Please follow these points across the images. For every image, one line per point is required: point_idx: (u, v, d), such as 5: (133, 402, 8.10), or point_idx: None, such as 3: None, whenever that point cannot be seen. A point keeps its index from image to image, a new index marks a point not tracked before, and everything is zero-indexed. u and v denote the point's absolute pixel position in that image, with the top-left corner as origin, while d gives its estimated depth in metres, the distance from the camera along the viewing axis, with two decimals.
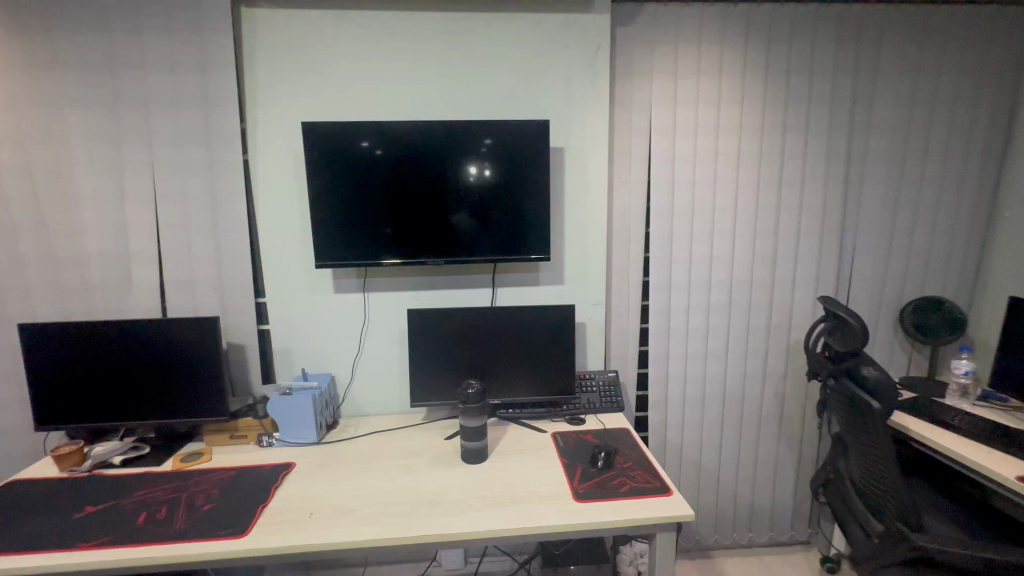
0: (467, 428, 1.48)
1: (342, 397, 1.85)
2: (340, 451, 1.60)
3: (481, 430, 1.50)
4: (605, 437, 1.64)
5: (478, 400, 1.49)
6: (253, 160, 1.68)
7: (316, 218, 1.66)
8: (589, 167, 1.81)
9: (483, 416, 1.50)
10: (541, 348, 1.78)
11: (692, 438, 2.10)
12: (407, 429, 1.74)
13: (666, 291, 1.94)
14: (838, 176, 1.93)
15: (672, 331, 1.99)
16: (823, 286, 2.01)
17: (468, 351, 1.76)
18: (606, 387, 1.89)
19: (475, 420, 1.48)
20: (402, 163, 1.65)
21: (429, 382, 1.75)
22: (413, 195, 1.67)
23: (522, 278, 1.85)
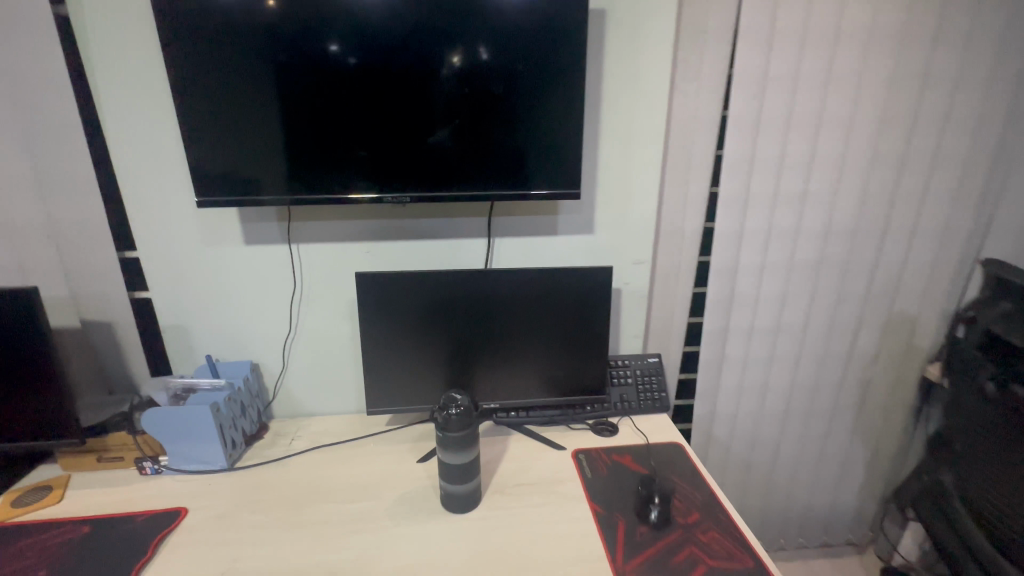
0: (452, 467, 0.96)
1: (273, 392, 1.31)
2: (262, 486, 1.08)
3: (473, 469, 0.97)
4: (650, 463, 1.13)
5: (466, 426, 0.94)
6: (81, 16, 0.99)
7: (195, 124, 1.01)
8: (639, 45, 1.16)
9: (475, 448, 0.97)
10: (560, 330, 1.22)
11: (746, 435, 1.61)
12: (364, 443, 1.21)
13: (736, 242, 1.36)
14: (1009, 75, 1.29)
15: (736, 300, 1.43)
16: (952, 237, 1.43)
17: (452, 333, 1.19)
18: (644, 378, 1.36)
19: (462, 458, 0.95)
20: (333, 28, 0.97)
21: (395, 378, 1.20)
22: (353, 86, 1.01)
23: (532, 224, 1.24)
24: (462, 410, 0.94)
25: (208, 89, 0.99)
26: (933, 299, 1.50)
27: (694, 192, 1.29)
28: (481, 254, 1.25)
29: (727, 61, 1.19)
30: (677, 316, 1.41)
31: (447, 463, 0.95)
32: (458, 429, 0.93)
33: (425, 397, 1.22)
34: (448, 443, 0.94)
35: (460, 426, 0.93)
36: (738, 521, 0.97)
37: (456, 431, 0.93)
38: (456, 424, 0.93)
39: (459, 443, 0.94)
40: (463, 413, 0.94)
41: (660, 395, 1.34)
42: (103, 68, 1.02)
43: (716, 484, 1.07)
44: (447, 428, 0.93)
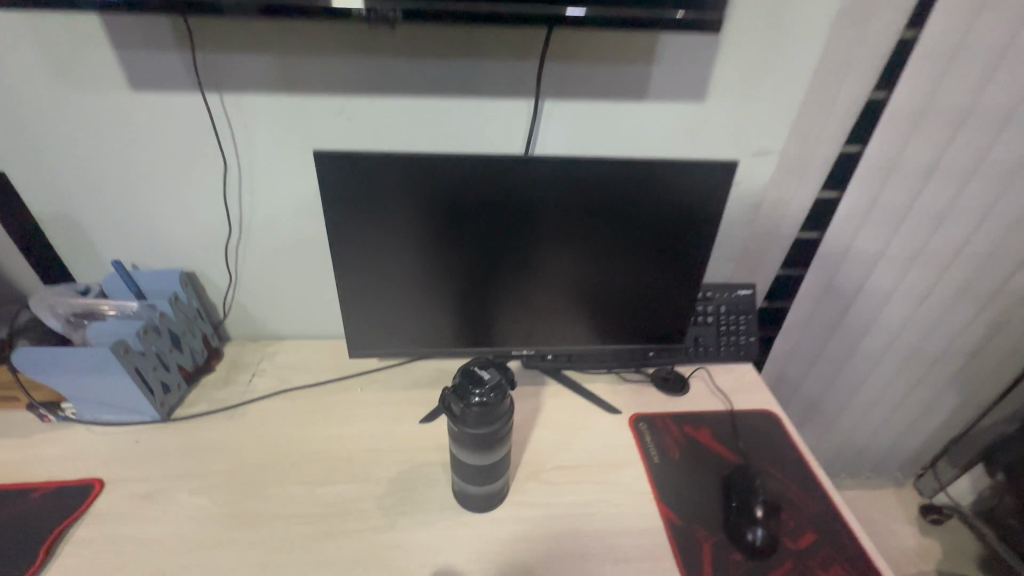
0: (473, 468, 0.66)
1: (224, 309, 0.96)
2: (210, 450, 0.79)
3: (500, 468, 0.68)
4: (738, 443, 0.83)
5: (493, 424, 0.62)
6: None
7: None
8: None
9: (504, 447, 0.66)
10: (628, 253, 0.82)
11: (824, 377, 1.31)
12: (349, 388, 0.90)
13: (908, 126, 0.89)
14: None
15: (876, 211, 1.00)
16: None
17: (467, 252, 0.79)
18: (730, 320, 0.98)
19: (483, 460, 0.65)
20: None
21: (388, 309, 0.84)
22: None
23: (607, 80, 0.75)
24: (488, 403, 0.61)
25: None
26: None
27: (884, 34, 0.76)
28: (522, 126, 0.78)
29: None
30: (788, 234, 0.98)
31: (462, 461, 0.66)
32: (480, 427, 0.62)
33: (428, 334, 0.87)
34: (463, 442, 0.63)
35: (483, 425, 0.61)
36: (869, 550, 0.70)
37: (476, 432, 0.61)
38: (477, 421, 0.61)
39: (480, 445, 0.63)
40: (489, 408, 0.61)
41: (748, 341, 0.98)
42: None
43: (832, 486, 0.77)
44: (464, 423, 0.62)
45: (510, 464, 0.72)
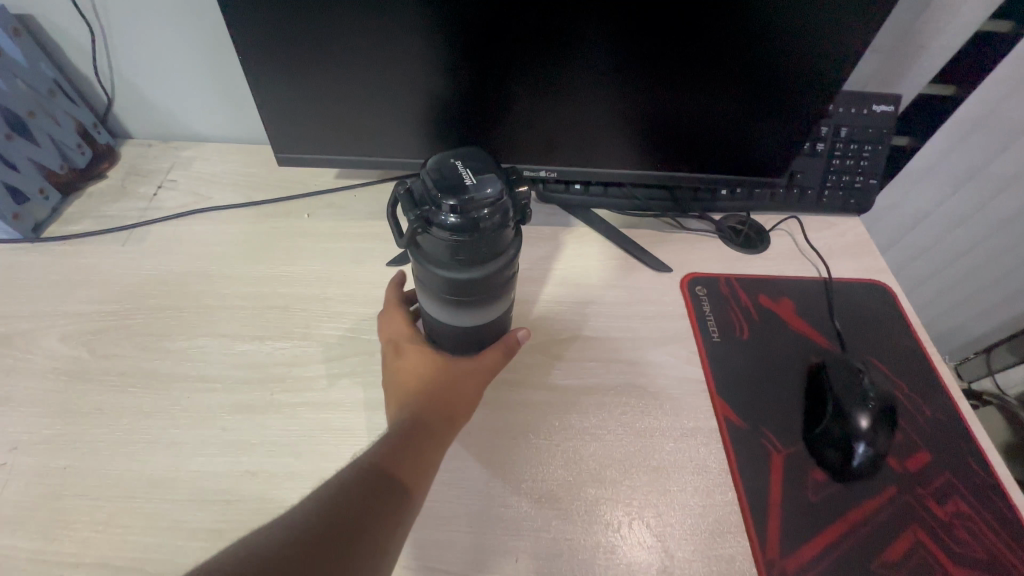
0: (454, 327, 0.44)
1: (108, 89, 0.66)
2: (93, 282, 0.57)
3: (496, 328, 0.47)
4: (833, 324, 0.59)
5: (484, 263, 0.38)
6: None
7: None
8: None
9: (502, 301, 0.43)
10: (719, 27, 0.48)
11: (942, 260, 0.95)
12: (296, 213, 0.64)
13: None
14: None
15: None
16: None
17: (447, 3, 0.47)
18: (849, 151, 0.66)
19: (470, 318, 0.43)
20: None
21: (334, 91, 0.54)
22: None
23: None
24: (471, 229, 0.35)
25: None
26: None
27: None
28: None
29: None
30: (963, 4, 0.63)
31: (439, 320, 0.44)
32: (461, 267, 0.38)
33: (398, 141, 0.58)
34: (436, 291, 0.40)
35: (464, 263, 0.37)
36: (1006, 484, 0.49)
37: (456, 274, 0.38)
38: (455, 256, 0.37)
39: (460, 297, 0.40)
40: (472, 236, 0.35)
41: (866, 186, 0.67)
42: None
43: (961, 394, 0.54)
44: (435, 260, 0.38)
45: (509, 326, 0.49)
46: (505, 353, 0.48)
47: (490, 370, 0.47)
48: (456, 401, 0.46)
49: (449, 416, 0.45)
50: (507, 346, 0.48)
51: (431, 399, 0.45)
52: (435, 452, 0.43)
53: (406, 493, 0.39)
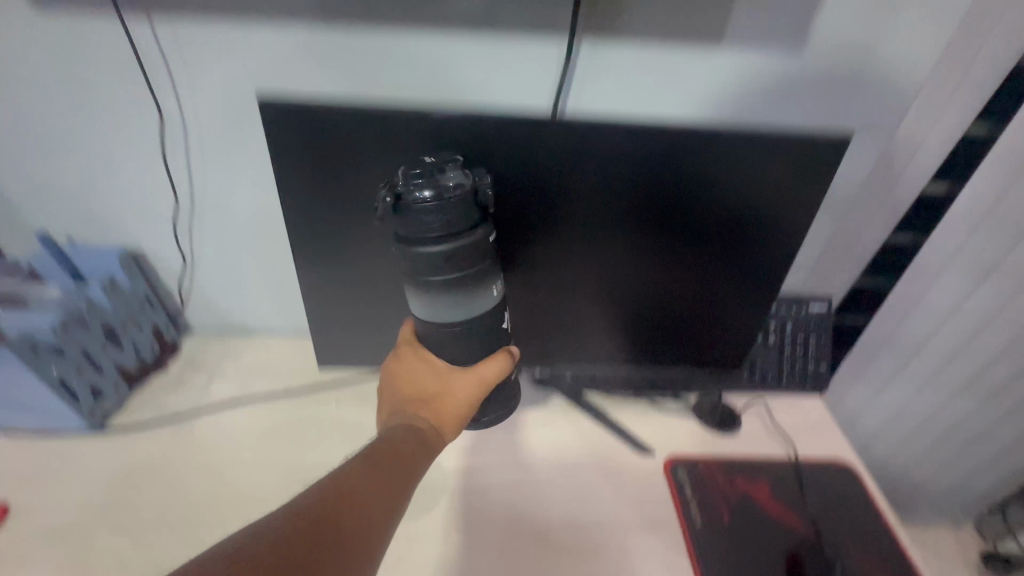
0: (451, 336, 0.51)
1: (181, 298, 0.80)
2: (144, 473, 0.65)
3: (489, 323, 0.51)
4: (806, 508, 0.64)
5: (461, 233, 0.46)
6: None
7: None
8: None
9: (488, 282, 0.49)
10: (676, 268, 0.61)
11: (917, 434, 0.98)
12: (323, 401, 0.74)
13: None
14: None
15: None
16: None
17: None
18: (796, 342, 0.77)
19: (456, 306, 0.49)
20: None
21: (365, 314, 0.66)
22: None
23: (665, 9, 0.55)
24: (441, 197, 0.44)
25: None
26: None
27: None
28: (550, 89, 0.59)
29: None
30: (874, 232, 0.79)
31: (437, 322, 0.50)
32: (439, 229, 0.45)
33: None
34: (422, 276, 0.47)
35: (443, 234, 0.45)
36: None
37: (433, 245, 0.45)
38: (435, 220, 0.44)
39: (439, 279, 0.47)
40: (443, 208, 0.44)
41: (817, 370, 0.78)
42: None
43: None
44: (420, 236, 0.45)
45: (498, 338, 0.54)
46: (501, 367, 0.54)
47: (484, 391, 0.54)
48: (451, 420, 0.54)
49: (441, 433, 0.54)
50: (503, 360, 0.54)
51: (428, 416, 0.54)
52: (406, 462, 0.50)
53: (403, 487, 0.48)
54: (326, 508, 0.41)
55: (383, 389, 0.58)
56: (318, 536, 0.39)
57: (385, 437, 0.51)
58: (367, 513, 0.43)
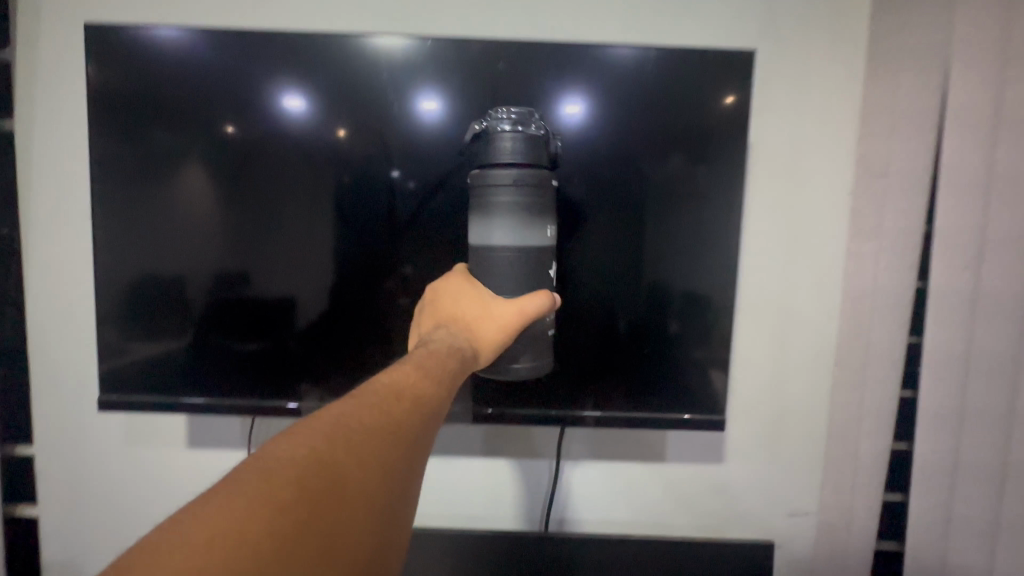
0: (506, 249, 0.64)
1: None
2: None
3: (539, 257, 0.65)
4: None
5: (532, 165, 0.63)
6: (24, 102, 0.80)
7: (129, 232, 0.77)
8: (760, 158, 0.82)
9: (542, 217, 0.64)
10: None
11: None
12: None
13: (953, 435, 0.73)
14: None
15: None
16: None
17: None
18: None
19: (514, 221, 0.63)
20: (335, 115, 0.76)
21: None
22: (368, 206, 0.77)
23: (628, 458, 0.85)
24: (524, 133, 0.63)
25: (174, 202, 0.76)
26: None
27: (888, 380, 0.75)
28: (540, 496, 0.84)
29: (937, 151, 0.73)
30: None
31: (494, 246, 0.64)
32: (517, 161, 0.63)
33: None
34: (494, 186, 0.63)
35: (519, 161, 0.63)
36: None
37: (513, 158, 0.63)
38: (512, 150, 0.63)
39: (513, 179, 0.62)
40: (523, 139, 0.63)
41: None
42: (40, 185, 0.81)
43: None
44: (498, 162, 0.63)
45: (540, 281, 0.66)
46: (543, 305, 0.64)
47: (521, 322, 0.62)
48: (486, 346, 0.62)
49: (476, 356, 0.60)
50: (544, 298, 0.63)
51: (471, 336, 0.62)
52: (455, 373, 0.55)
53: (439, 401, 0.50)
54: (381, 409, 0.43)
55: (431, 308, 0.69)
56: (379, 430, 0.41)
57: (437, 348, 0.58)
58: (414, 417, 0.45)
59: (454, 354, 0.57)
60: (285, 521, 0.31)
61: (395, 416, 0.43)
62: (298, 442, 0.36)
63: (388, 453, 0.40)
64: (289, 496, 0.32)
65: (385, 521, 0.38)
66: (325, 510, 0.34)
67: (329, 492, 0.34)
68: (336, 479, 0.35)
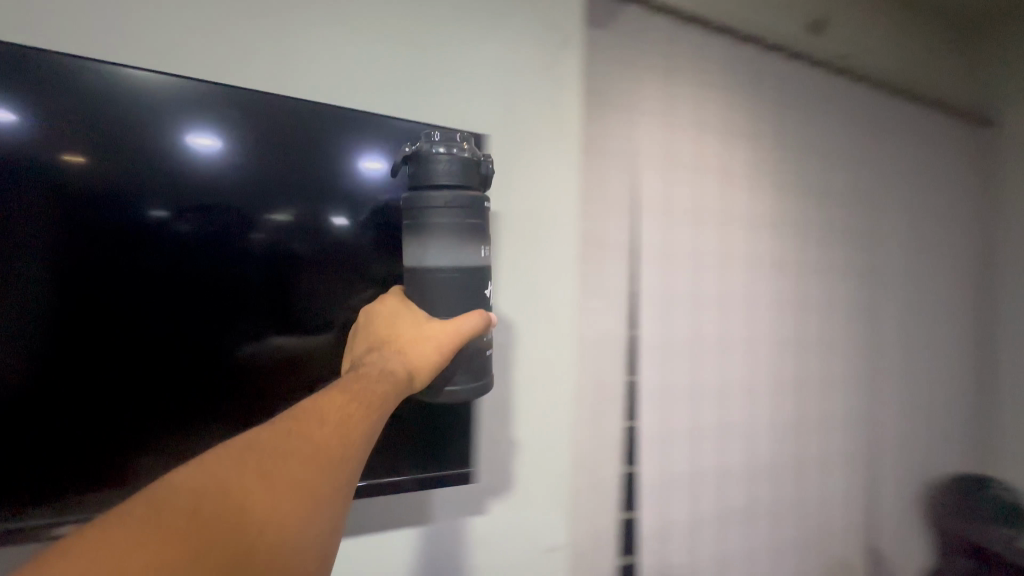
0: (437, 276, 0.59)
1: None
2: None
3: (472, 283, 0.60)
4: None
5: (467, 189, 0.59)
6: None
7: None
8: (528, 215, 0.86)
9: (477, 240, 0.60)
10: None
11: None
12: None
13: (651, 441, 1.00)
14: (861, 303, 1.33)
15: (699, 525, 1.06)
16: (879, 390, 1.37)
17: None
18: None
19: (448, 247, 0.58)
20: (69, 133, 0.53)
21: None
22: (114, 265, 0.54)
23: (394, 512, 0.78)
24: (455, 156, 0.58)
25: None
26: (882, 465, 1.37)
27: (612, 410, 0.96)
28: None
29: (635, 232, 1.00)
30: None
31: (426, 270, 0.59)
32: (449, 186, 0.58)
33: None
34: (426, 212, 0.58)
35: (452, 183, 0.58)
36: None
37: (443, 183, 0.57)
38: (446, 171, 0.57)
39: (445, 205, 0.57)
40: (456, 162, 0.58)
41: None
42: None
43: None
44: (431, 183, 0.58)
45: (476, 301, 0.61)
46: (476, 325, 0.59)
47: (455, 341, 0.57)
48: (421, 368, 0.54)
49: (411, 381, 0.54)
50: (476, 318, 0.59)
51: (402, 357, 0.55)
52: (392, 395, 0.50)
53: (369, 423, 0.46)
54: (297, 438, 0.40)
55: (363, 331, 0.63)
56: (296, 454, 0.39)
57: (370, 369, 0.53)
58: (336, 441, 0.41)
59: (387, 373, 0.52)
60: (172, 555, 0.30)
61: (311, 441, 0.40)
62: (202, 472, 0.35)
63: (304, 481, 0.37)
64: (181, 530, 0.31)
65: (305, 551, 0.35)
66: (223, 547, 0.32)
67: (231, 522, 0.33)
68: (238, 507, 0.34)
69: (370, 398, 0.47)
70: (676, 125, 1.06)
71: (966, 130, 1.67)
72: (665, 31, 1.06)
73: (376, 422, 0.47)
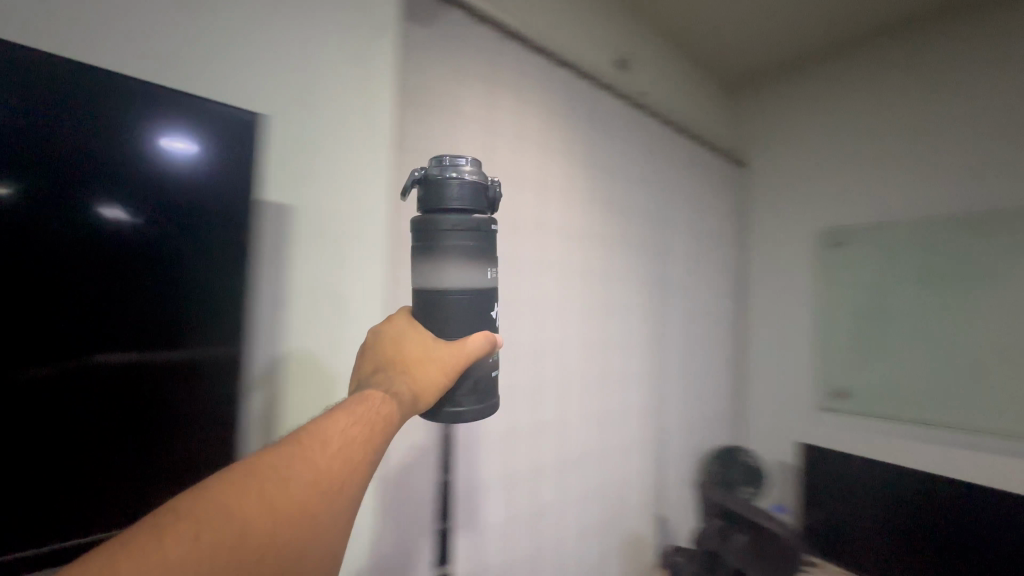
0: (446, 303, 0.56)
1: None
2: None
3: (482, 308, 0.58)
4: None
5: (478, 215, 0.56)
6: None
7: None
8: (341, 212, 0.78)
9: (485, 264, 0.57)
10: None
11: None
12: None
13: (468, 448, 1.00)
14: (653, 307, 1.54)
15: (516, 522, 1.10)
16: (665, 382, 1.60)
17: None
18: None
19: (456, 272, 0.55)
20: None
21: None
22: None
23: None
24: (462, 177, 0.54)
25: None
26: (667, 446, 1.61)
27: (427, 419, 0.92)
28: None
29: None
30: None
31: (437, 297, 0.56)
32: (458, 209, 0.55)
33: None
34: (435, 236, 0.54)
35: (464, 206, 0.55)
36: None
37: (451, 206, 0.54)
38: (457, 193, 0.54)
39: (454, 230, 0.54)
40: (466, 184, 0.54)
41: None
42: None
43: None
44: (441, 205, 0.54)
45: (482, 324, 0.58)
46: (483, 346, 0.57)
47: (461, 361, 0.55)
48: (425, 390, 0.54)
49: (416, 403, 0.54)
50: (482, 338, 0.57)
51: (406, 380, 0.54)
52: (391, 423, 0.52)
53: (367, 453, 0.49)
54: (299, 466, 0.44)
55: (369, 348, 0.61)
56: (302, 481, 0.43)
57: (370, 395, 0.53)
58: (340, 470, 0.46)
59: (383, 402, 0.52)
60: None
61: (314, 467, 0.44)
62: (218, 494, 0.39)
63: (305, 507, 0.42)
64: (201, 556, 0.35)
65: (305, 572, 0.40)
66: (234, 568, 0.36)
67: (240, 547, 0.37)
68: (244, 533, 0.38)
69: (370, 428, 0.50)
70: (496, 135, 1.09)
71: (726, 168, 2.08)
72: (488, 40, 1.08)
73: (376, 447, 0.50)
